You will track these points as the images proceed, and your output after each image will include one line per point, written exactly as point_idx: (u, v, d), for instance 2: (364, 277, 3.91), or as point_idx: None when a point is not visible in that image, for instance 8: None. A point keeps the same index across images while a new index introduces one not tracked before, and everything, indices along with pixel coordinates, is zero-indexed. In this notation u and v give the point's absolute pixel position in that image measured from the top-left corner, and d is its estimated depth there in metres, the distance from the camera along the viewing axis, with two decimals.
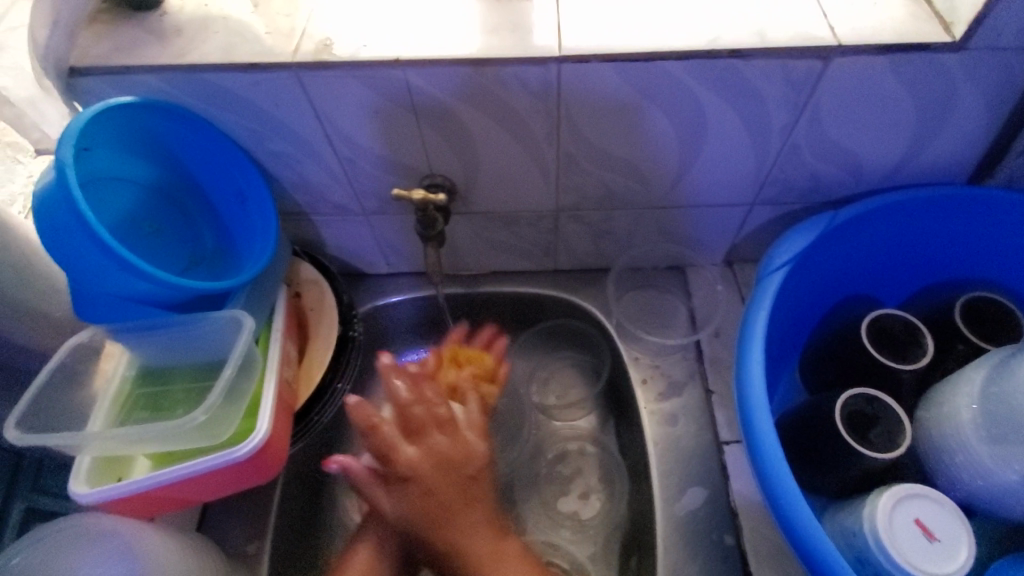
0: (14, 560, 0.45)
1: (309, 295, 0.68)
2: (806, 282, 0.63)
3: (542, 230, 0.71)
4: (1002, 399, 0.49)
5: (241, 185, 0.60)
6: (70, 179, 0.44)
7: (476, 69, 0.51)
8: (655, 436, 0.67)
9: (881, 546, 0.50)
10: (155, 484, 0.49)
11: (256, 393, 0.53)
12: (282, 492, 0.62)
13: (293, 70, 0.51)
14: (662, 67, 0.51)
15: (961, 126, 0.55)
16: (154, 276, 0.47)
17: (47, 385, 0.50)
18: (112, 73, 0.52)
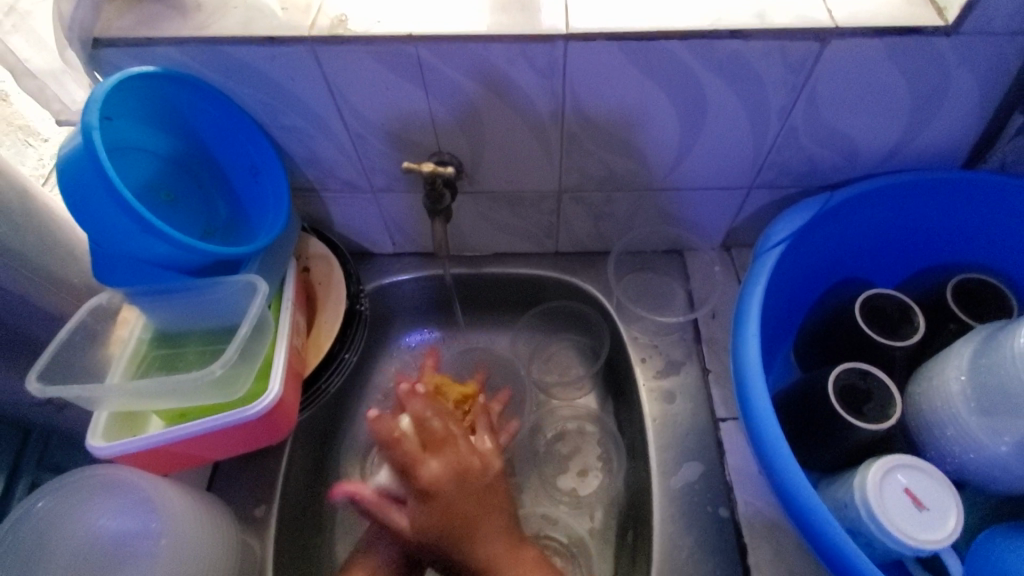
0: (36, 503, 0.51)
1: (318, 270, 0.70)
2: (801, 263, 0.65)
3: (545, 211, 0.73)
4: (990, 369, 0.50)
5: (253, 158, 0.62)
6: (96, 142, 0.46)
7: (485, 46, 0.53)
8: (653, 412, 0.69)
9: (872, 516, 0.50)
10: (171, 440, 0.51)
11: (267, 357, 0.56)
12: (288, 459, 0.66)
13: (308, 44, 0.53)
14: (664, 48, 0.52)
15: (954, 110, 0.57)
16: (174, 239, 0.49)
17: (68, 341, 0.52)
18: (134, 45, 0.54)
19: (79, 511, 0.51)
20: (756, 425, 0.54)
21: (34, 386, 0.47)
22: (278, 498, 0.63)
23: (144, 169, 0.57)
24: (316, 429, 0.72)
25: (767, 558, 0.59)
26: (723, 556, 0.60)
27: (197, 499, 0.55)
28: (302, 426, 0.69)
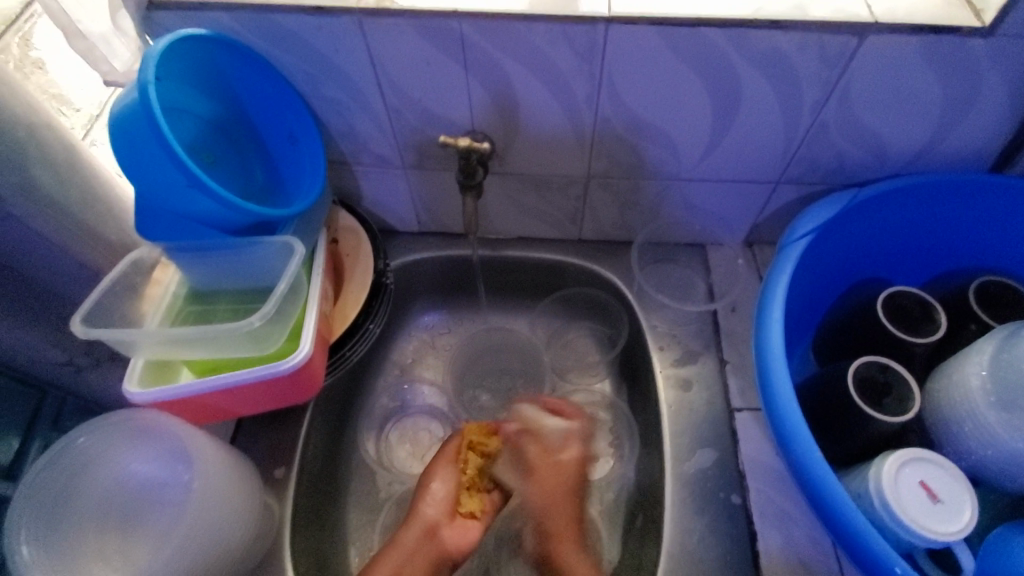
0: (76, 440, 0.51)
1: (346, 242, 0.71)
2: (824, 258, 0.66)
3: (571, 196, 0.74)
4: (1011, 364, 0.51)
5: (292, 126, 0.64)
6: (152, 97, 0.47)
7: (528, 25, 0.54)
8: (669, 399, 0.69)
9: (885, 505, 0.51)
10: (205, 391, 0.53)
11: (299, 317, 0.57)
12: (309, 423, 0.67)
13: (356, 15, 0.54)
14: (704, 36, 0.53)
15: (986, 112, 0.58)
16: (220, 196, 0.50)
17: (108, 291, 0.54)
18: (187, 9, 0.55)
19: (119, 451, 0.53)
20: (775, 410, 0.54)
21: (79, 328, 0.48)
22: (298, 459, 0.65)
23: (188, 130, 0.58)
24: (335, 399, 0.74)
25: (776, 545, 0.60)
26: (733, 541, 0.61)
27: (226, 452, 0.57)
28: (323, 394, 0.71)
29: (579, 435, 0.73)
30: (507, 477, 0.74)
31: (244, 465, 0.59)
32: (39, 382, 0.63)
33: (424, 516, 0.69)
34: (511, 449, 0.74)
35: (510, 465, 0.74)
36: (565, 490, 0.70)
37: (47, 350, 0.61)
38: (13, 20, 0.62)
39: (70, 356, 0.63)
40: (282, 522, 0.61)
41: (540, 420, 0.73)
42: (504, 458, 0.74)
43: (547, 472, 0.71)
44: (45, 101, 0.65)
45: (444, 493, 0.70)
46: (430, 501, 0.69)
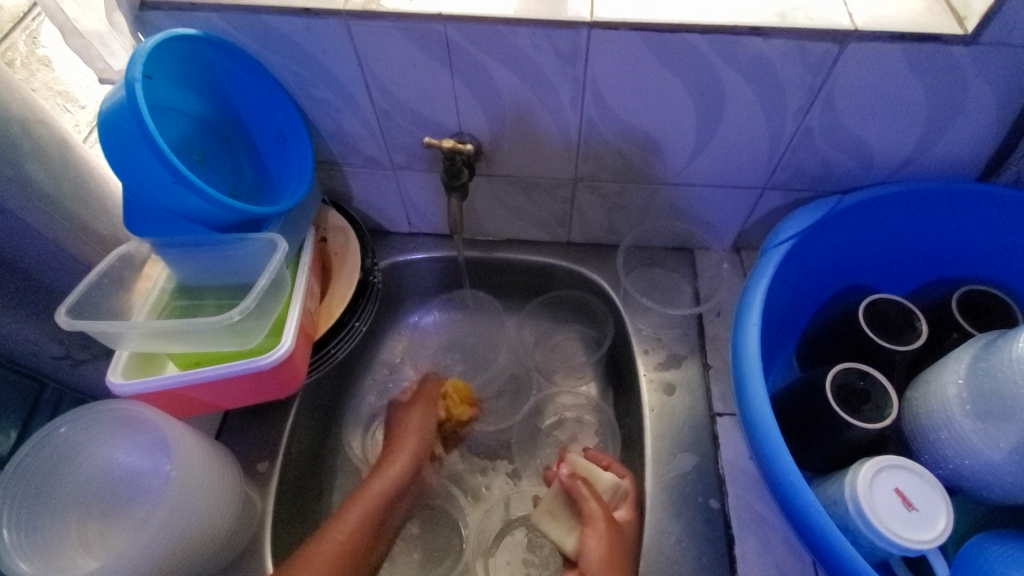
0: (59, 430, 0.52)
1: (335, 240, 0.72)
2: (807, 264, 0.66)
3: (559, 199, 0.74)
4: (988, 373, 0.51)
5: (281, 125, 0.65)
6: (138, 95, 0.48)
7: (512, 29, 0.54)
8: (652, 402, 0.70)
9: (860, 512, 0.51)
10: (187, 384, 0.54)
11: (282, 314, 0.58)
12: (294, 418, 0.68)
13: (343, 18, 0.55)
14: (686, 41, 0.54)
15: (970, 122, 0.58)
16: (204, 193, 0.51)
17: (95, 284, 0.55)
18: (178, 9, 0.56)
19: (102, 442, 0.54)
20: (752, 415, 0.54)
21: (63, 320, 0.49)
22: (282, 455, 0.66)
23: (178, 128, 0.59)
24: (321, 396, 0.74)
25: (753, 551, 0.60)
26: (711, 546, 0.61)
27: (208, 445, 0.58)
28: (310, 390, 0.71)
29: (615, 493, 0.64)
30: (558, 534, 0.63)
31: (226, 459, 0.59)
32: (36, 374, 0.64)
33: (411, 451, 0.70)
34: (566, 499, 0.65)
35: (559, 521, 0.64)
36: (614, 546, 0.59)
37: (43, 344, 0.62)
38: (19, 18, 0.66)
39: (67, 350, 0.64)
40: (263, 517, 0.62)
41: (594, 471, 0.66)
42: (557, 511, 0.65)
43: (604, 524, 0.60)
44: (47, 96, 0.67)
45: (426, 430, 0.72)
46: (415, 437, 0.71)
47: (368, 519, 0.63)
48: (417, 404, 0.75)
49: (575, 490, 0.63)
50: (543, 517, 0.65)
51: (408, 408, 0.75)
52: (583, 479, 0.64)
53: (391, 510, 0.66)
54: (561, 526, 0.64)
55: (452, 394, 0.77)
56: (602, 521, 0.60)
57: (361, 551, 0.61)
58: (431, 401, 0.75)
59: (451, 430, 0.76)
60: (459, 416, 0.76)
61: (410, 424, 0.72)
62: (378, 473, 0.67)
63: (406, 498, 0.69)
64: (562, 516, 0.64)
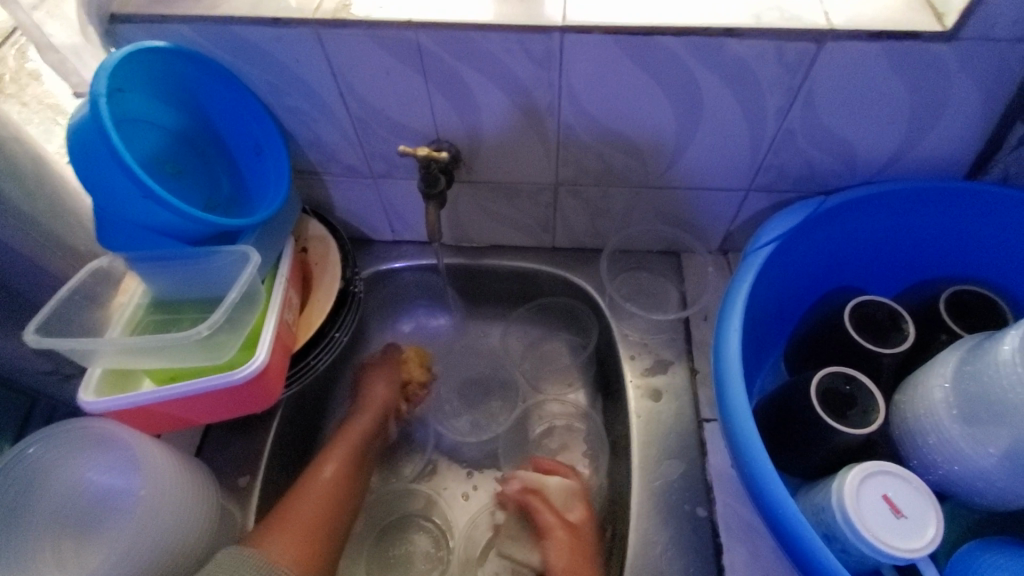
0: (28, 450, 0.52)
1: (315, 250, 0.71)
2: (790, 266, 0.65)
3: (542, 204, 0.74)
4: (975, 376, 0.50)
5: (258, 137, 0.64)
6: (103, 109, 0.48)
7: (484, 35, 0.54)
8: (639, 409, 0.69)
9: (847, 520, 0.50)
10: (160, 399, 0.53)
11: (256, 327, 0.57)
12: (276, 430, 0.67)
13: (313, 27, 0.54)
14: (659, 43, 0.53)
15: (954, 119, 0.57)
16: (172, 205, 0.51)
17: (66, 301, 0.55)
18: (148, 21, 0.56)
19: (74, 461, 0.53)
20: (735, 423, 0.53)
21: (31, 337, 0.49)
22: (263, 469, 0.65)
23: (152, 141, 0.59)
24: (305, 407, 0.73)
25: (742, 559, 0.59)
26: (698, 555, 0.60)
27: (182, 461, 0.57)
28: (292, 402, 0.70)
29: (564, 497, 0.68)
30: (523, 551, 0.68)
31: (204, 476, 0.59)
32: (29, 390, 0.63)
33: (378, 408, 0.74)
34: (523, 511, 0.69)
35: (516, 533, 0.69)
36: (576, 551, 0.64)
37: (33, 359, 0.61)
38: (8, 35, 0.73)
39: (56, 366, 0.63)
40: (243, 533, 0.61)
41: (541, 479, 0.69)
42: (515, 530, 0.70)
43: (563, 534, 0.65)
44: (38, 109, 0.70)
45: (389, 390, 0.76)
46: (380, 395, 0.75)
47: (343, 471, 0.67)
48: (381, 369, 0.78)
49: (530, 504, 0.67)
50: (502, 535, 0.70)
51: (371, 373, 0.78)
52: (533, 490, 0.68)
53: (365, 460, 0.71)
54: (522, 542, 0.68)
55: (413, 359, 0.80)
56: (558, 531, 0.65)
57: (346, 492, 0.66)
58: (393, 364, 0.79)
59: (413, 394, 0.79)
60: (420, 379, 0.79)
61: (374, 385, 0.76)
62: (349, 428, 0.71)
63: (374, 451, 0.73)
64: (520, 529, 0.69)
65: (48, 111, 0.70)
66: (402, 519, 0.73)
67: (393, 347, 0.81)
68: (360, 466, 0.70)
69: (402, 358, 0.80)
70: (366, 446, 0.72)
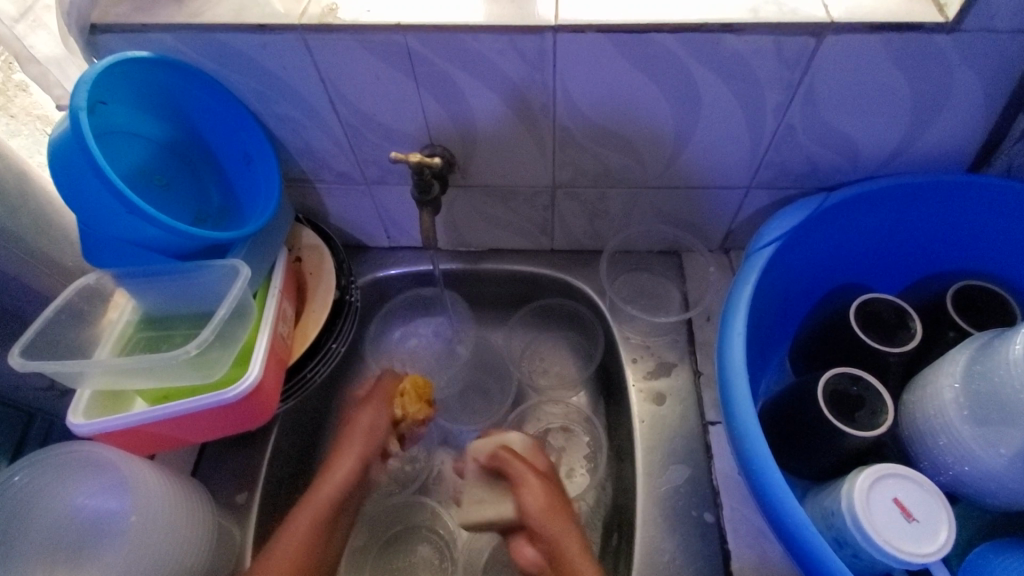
0: (14, 477, 0.50)
1: (309, 260, 0.69)
2: (793, 264, 0.64)
3: (539, 207, 0.72)
4: (985, 376, 0.48)
5: (247, 146, 0.63)
6: (82, 123, 0.46)
7: (474, 36, 0.52)
8: (642, 413, 0.67)
9: (858, 525, 0.49)
10: (152, 419, 0.52)
11: (249, 342, 0.56)
12: (274, 445, 0.66)
13: (299, 32, 0.53)
14: (654, 40, 0.51)
15: (958, 111, 0.55)
16: (158, 221, 0.49)
17: (53, 321, 0.53)
18: (130, 31, 0.54)
19: (65, 485, 0.51)
20: (740, 428, 0.52)
21: (16, 360, 0.48)
22: (261, 485, 0.64)
23: (137, 153, 0.57)
24: (303, 420, 0.72)
25: (751, 566, 0.57)
26: (705, 562, 0.58)
27: (173, 480, 0.57)
28: (290, 415, 0.69)
29: (526, 444, 0.66)
30: (494, 509, 0.60)
31: (198, 496, 0.58)
32: (26, 406, 0.62)
33: (360, 454, 0.65)
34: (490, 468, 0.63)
35: (484, 488, 0.62)
36: (546, 493, 0.59)
37: (26, 377, 0.61)
38: None
39: (52, 382, 0.63)
40: (242, 551, 0.60)
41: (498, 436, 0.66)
42: (480, 492, 0.62)
43: (536, 477, 0.60)
44: (26, 121, 0.68)
45: (376, 430, 0.67)
46: (365, 437, 0.66)
47: (316, 537, 0.58)
48: (370, 402, 0.69)
49: (498, 459, 0.62)
50: (471, 493, 0.62)
51: (360, 406, 0.69)
52: (500, 445, 0.64)
53: (339, 520, 0.62)
54: (492, 501, 0.61)
55: (409, 391, 0.70)
56: (532, 481, 0.60)
57: (316, 564, 0.58)
58: (385, 398, 0.69)
59: (407, 430, 0.70)
60: (415, 416, 0.70)
61: (360, 423, 0.67)
62: (325, 478, 0.63)
63: (354, 501, 0.65)
64: (490, 484, 0.63)
65: (37, 124, 0.70)
66: (403, 531, 0.72)
67: (387, 374, 0.72)
68: (335, 522, 0.61)
69: (395, 390, 0.70)
70: (344, 501, 0.63)
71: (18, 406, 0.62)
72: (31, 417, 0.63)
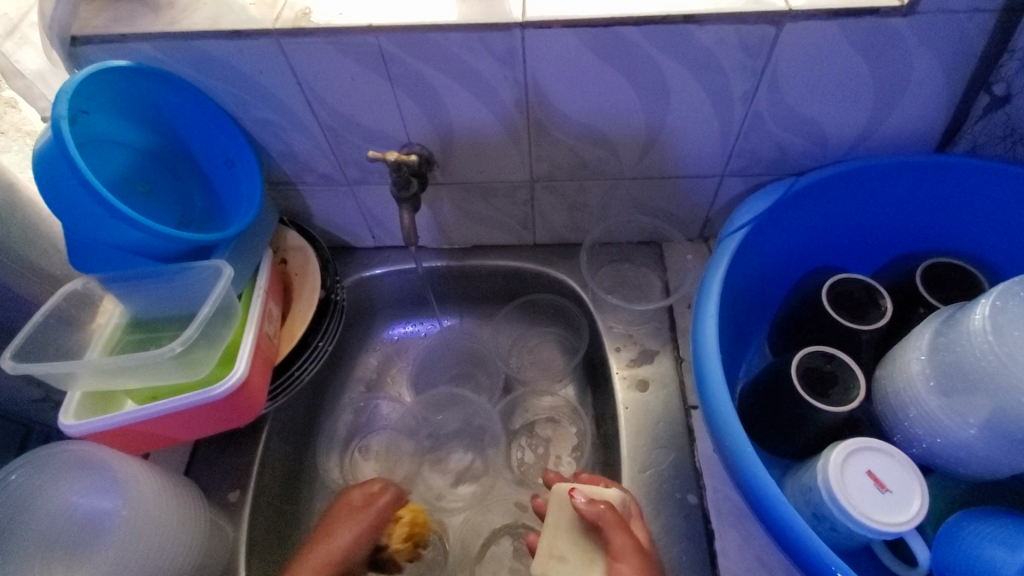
0: (10, 476, 0.52)
1: (294, 261, 0.71)
2: (767, 248, 0.66)
3: (519, 202, 0.74)
4: (948, 347, 0.50)
5: (229, 150, 0.64)
6: (64, 130, 0.47)
7: (445, 35, 0.54)
8: (626, 400, 0.69)
9: (833, 498, 0.50)
10: (141, 419, 0.53)
11: (235, 341, 0.58)
12: (266, 444, 0.67)
13: (274, 37, 0.54)
14: (619, 33, 0.53)
15: (919, 94, 0.57)
16: (142, 224, 0.50)
17: (43, 324, 0.55)
18: (109, 41, 0.55)
19: (57, 485, 0.53)
20: (716, 409, 0.53)
21: (7, 363, 0.49)
22: (253, 483, 0.65)
23: (119, 160, 0.59)
24: (293, 419, 0.73)
25: (734, 543, 0.59)
26: (690, 541, 0.60)
27: (162, 479, 0.58)
28: (280, 414, 0.70)
29: (623, 507, 0.57)
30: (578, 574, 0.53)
31: (190, 493, 0.59)
32: (21, 418, 0.64)
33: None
34: (586, 522, 0.55)
35: (570, 542, 0.55)
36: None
37: (24, 388, 0.62)
38: None
39: (46, 393, 0.65)
40: (237, 545, 0.61)
41: (595, 489, 0.58)
42: (565, 547, 0.55)
43: (637, 552, 0.51)
44: (16, 137, 0.70)
45: (355, 554, 0.64)
46: (342, 559, 0.63)
47: None
48: (362, 521, 0.65)
49: (598, 518, 0.53)
50: (554, 543, 0.55)
51: (348, 517, 0.65)
52: (605, 502, 0.55)
53: None
54: (578, 564, 0.54)
55: (405, 523, 0.68)
56: (634, 556, 0.51)
57: None
58: (378, 522, 0.66)
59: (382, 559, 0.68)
60: (399, 548, 0.68)
61: (341, 539, 0.63)
62: None
63: None
64: (578, 538, 0.55)
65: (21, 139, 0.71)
66: None
67: (388, 493, 0.68)
68: None
69: (389, 512, 0.67)
70: None
71: (14, 417, 0.64)
72: (28, 429, 0.65)
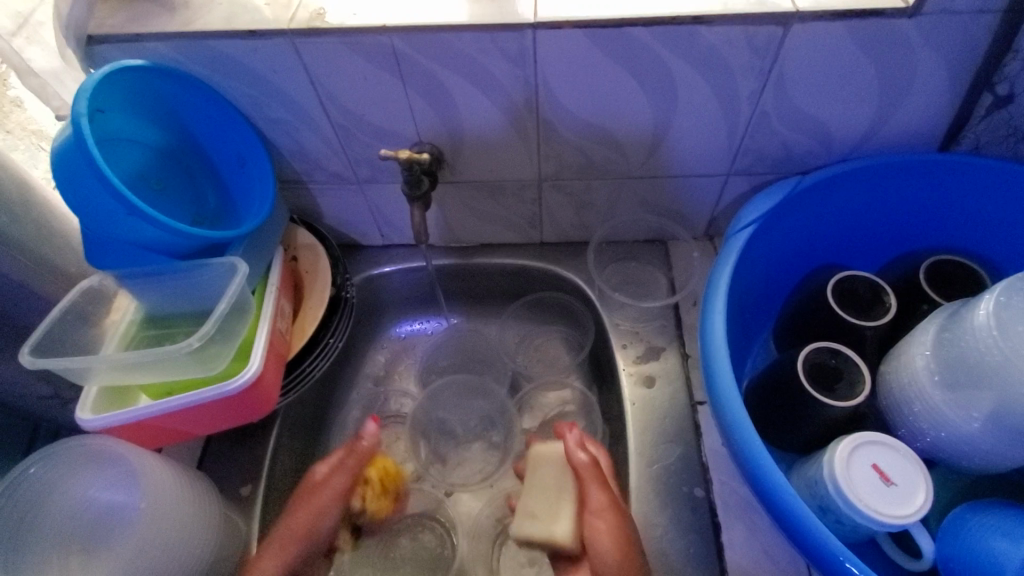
0: (29, 470, 0.53)
1: (305, 258, 0.72)
2: (772, 246, 0.66)
3: (527, 200, 0.74)
4: (952, 343, 0.51)
5: (241, 149, 0.65)
6: (84, 129, 0.48)
7: (458, 36, 0.55)
8: (633, 396, 0.69)
9: (839, 491, 0.51)
10: (158, 413, 0.54)
11: (249, 337, 0.58)
12: (276, 440, 0.68)
13: (288, 37, 0.55)
14: (630, 34, 0.54)
15: (923, 94, 0.58)
16: (159, 221, 0.51)
17: (60, 320, 0.55)
18: (125, 40, 0.56)
19: (75, 479, 0.54)
20: (724, 404, 0.54)
21: (26, 358, 0.50)
22: (264, 477, 0.65)
23: (135, 158, 0.59)
24: (303, 415, 0.74)
25: (740, 536, 0.60)
26: (698, 534, 0.60)
27: (179, 473, 0.58)
28: (290, 410, 0.71)
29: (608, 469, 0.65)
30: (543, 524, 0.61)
31: (204, 487, 0.60)
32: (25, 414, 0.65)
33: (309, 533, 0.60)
34: (573, 475, 0.63)
35: (546, 501, 0.63)
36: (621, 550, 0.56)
37: (31, 385, 0.63)
38: None
39: (55, 391, 0.65)
40: (248, 541, 0.62)
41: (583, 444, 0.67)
42: (537, 506, 0.63)
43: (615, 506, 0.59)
44: (23, 136, 0.70)
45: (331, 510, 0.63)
46: (318, 515, 0.61)
47: None
48: (336, 475, 0.64)
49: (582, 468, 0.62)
50: (530, 502, 0.64)
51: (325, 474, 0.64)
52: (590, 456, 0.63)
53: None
54: (545, 520, 0.61)
55: (375, 481, 0.67)
56: (610, 510, 0.58)
57: None
58: (351, 475, 0.65)
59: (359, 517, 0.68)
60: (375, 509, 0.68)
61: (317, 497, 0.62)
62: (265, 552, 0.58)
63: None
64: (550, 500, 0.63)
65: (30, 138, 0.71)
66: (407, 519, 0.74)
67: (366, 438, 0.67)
68: None
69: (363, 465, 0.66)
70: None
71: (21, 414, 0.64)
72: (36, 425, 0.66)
